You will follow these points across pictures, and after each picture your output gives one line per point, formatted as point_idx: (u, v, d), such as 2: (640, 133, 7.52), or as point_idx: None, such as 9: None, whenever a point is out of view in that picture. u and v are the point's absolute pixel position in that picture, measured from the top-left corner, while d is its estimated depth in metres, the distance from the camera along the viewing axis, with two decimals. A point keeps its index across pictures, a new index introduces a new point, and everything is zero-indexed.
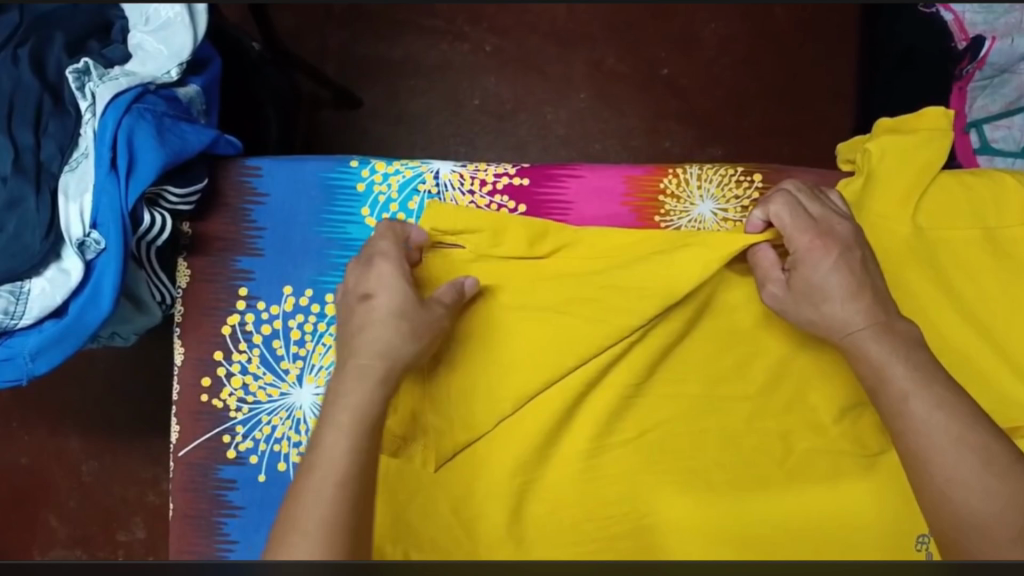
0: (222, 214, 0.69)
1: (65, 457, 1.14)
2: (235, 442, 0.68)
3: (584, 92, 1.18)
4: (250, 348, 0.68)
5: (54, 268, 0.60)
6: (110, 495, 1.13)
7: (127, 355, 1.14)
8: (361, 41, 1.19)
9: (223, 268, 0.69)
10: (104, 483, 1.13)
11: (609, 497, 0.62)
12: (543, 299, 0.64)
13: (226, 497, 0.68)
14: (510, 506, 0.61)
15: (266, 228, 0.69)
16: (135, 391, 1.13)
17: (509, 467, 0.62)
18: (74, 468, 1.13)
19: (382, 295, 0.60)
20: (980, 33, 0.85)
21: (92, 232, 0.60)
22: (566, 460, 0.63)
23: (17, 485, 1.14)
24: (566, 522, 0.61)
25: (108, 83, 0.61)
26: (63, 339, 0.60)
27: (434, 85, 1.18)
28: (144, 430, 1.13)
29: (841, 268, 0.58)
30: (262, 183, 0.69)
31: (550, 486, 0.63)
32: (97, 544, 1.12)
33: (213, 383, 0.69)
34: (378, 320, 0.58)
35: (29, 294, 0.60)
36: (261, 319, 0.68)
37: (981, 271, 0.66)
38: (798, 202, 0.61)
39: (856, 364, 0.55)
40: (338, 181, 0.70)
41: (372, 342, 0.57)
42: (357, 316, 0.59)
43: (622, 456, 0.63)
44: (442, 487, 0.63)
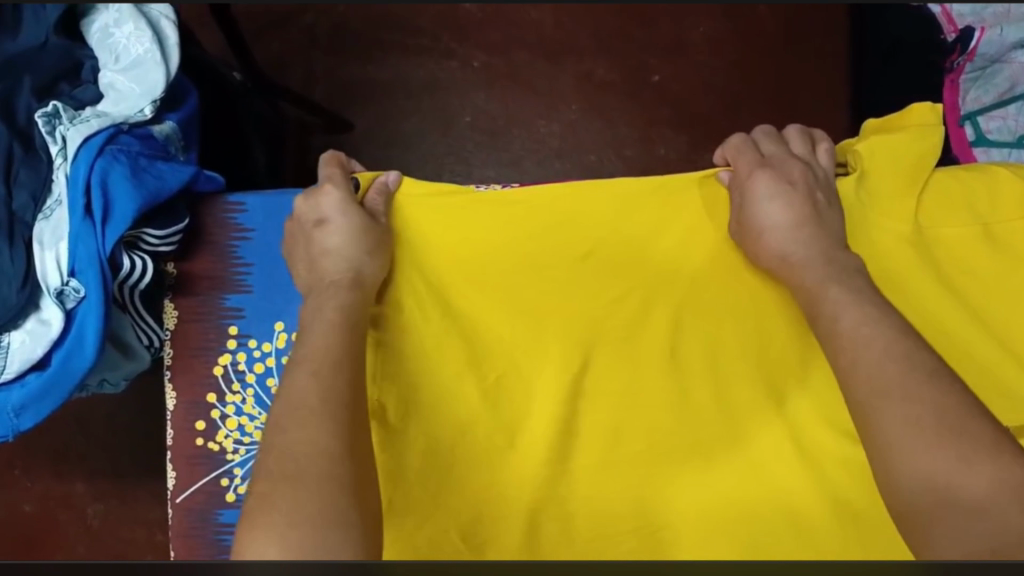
0: (208, 252, 0.67)
1: (70, 501, 1.12)
2: (234, 485, 0.67)
3: (575, 104, 1.17)
4: (244, 388, 0.67)
5: (33, 319, 0.58)
6: (117, 538, 1.11)
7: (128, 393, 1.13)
8: (348, 64, 1.18)
9: (210, 306, 0.67)
10: (111, 526, 1.11)
11: (616, 515, 0.61)
12: (532, 305, 0.66)
13: (228, 542, 0.67)
14: (522, 527, 0.60)
15: (253, 265, 0.68)
16: (137, 430, 1.12)
17: (518, 488, 0.61)
18: (80, 512, 1.12)
19: (334, 220, 0.63)
20: (968, 24, 0.84)
21: (70, 280, 0.57)
22: (574, 472, 0.62)
23: (21, 533, 1.12)
24: (580, 541, 0.60)
25: (79, 126, 0.60)
26: (48, 393, 0.58)
27: (422, 105, 1.17)
28: (149, 469, 1.12)
29: (780, 199, 0.62)
30: (246, 219, 0.68)
31: (558, 505, 0.61)
32: None
33: (208, 426, 0.67)
34: (335, 238, 0.62)
35: (9, 348, 0.58)
36: (254, 357, 0.67)
37: (982, 269, 0.64)
38: (748, 141, 0.68)
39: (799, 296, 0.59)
40: None
41: (337, 263, 0.61)
42: (315, 243, 0.63)
43: (632, 468, 0.62)
44: (446, 511, 0.60)
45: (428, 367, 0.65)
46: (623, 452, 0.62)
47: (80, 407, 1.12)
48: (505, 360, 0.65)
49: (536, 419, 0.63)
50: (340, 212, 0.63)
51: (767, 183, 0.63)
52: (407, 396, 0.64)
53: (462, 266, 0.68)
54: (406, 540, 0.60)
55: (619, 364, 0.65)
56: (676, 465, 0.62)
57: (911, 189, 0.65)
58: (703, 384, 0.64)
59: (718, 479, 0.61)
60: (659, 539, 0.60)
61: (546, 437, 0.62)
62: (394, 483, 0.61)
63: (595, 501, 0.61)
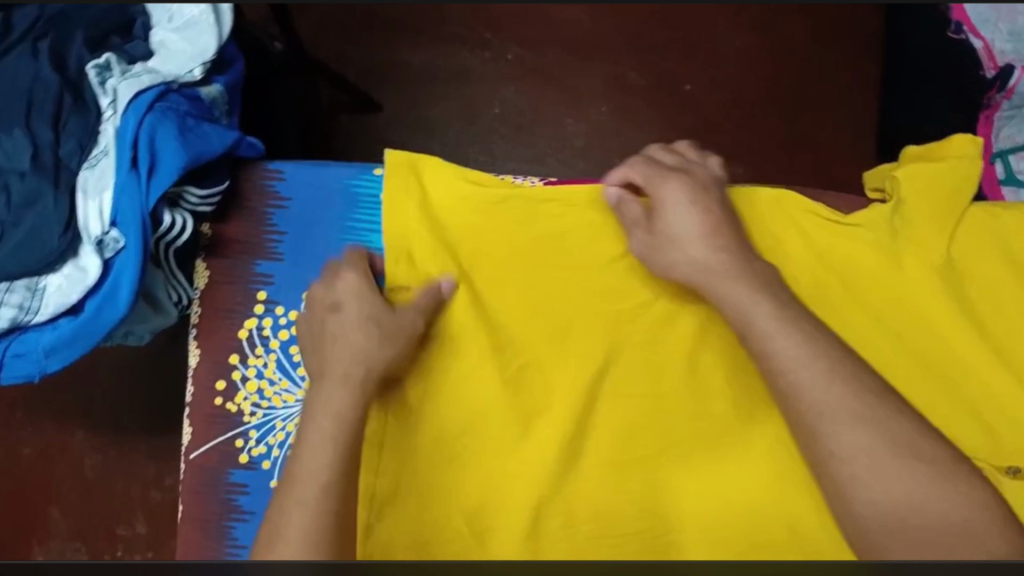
0: (244, 217, 0.68)
1: (69, 450, 1.13)
2: (248, 447, 0.68)
3: (604, 105, 1.17)
4: (267, 352, 0.68)
5: (71, 265, 0.59)
6: (112, 490, 1.12)
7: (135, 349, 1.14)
8: (383, 45, 1.19)
9: (241, 271, 0.68)
10: (107, 478, 1.12)
11: (620, 513, 0.62)
12: (554, 301, 0.67)
13: (237, 502, 0.67)
14: (528, 519, 0.61)
15: (287, 234, 0.68)
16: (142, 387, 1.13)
17: (526, 481, 0.62)
18: (78, 462, 1.13)
19: (349, 307, 0.62)
20: (1008, 62, 0.81)
21: (110, 231, 0.58)
22: (581, 472, 0.63)
23: (18, 477, 1.13)
24: (582, 537, 0.61)
25: (131, 80, 0.61)
26: (76, 340, 0.59)
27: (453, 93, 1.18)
28: (150, 425, 1.13)
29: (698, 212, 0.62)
30: (285, 188, 0.68)
31: (564, 501, 0.62)
32: (96, 538, 1.11)
33: (227, 387, 0.68)
34: (348, 330, 0.61)
35: (44, 290, 0.58)
36: (280, 324, 0.68)
37: (1010, 305, 0.65)
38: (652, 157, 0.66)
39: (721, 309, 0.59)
40: (362, 188, 0.69)
41: (348, 353, 0.60)
42: (329, 325, 0.62)
43: (638, 473, 0.63)
44: (453, 498, 0.62)
45: (447, 353, 0.65)
46: (631, 452, 0.63)
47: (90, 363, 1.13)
48: (528, 350, 0.66)
49: (549, 416, 0.64)
50: (355, 300, 0.63)
51: (694, 214, 0.62)
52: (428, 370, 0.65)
53: (496, 252, 0.68)
54: (411, 525, 0.61)
55: (633, 367, 0.66)
56: (684, 469, 0.63)
57: (949, 221, 0.65)
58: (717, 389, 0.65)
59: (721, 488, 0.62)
60: (663, 544, 0.61)
61: (559, 429, 0.63)
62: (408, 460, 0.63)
63: (598, 494, 0.62)
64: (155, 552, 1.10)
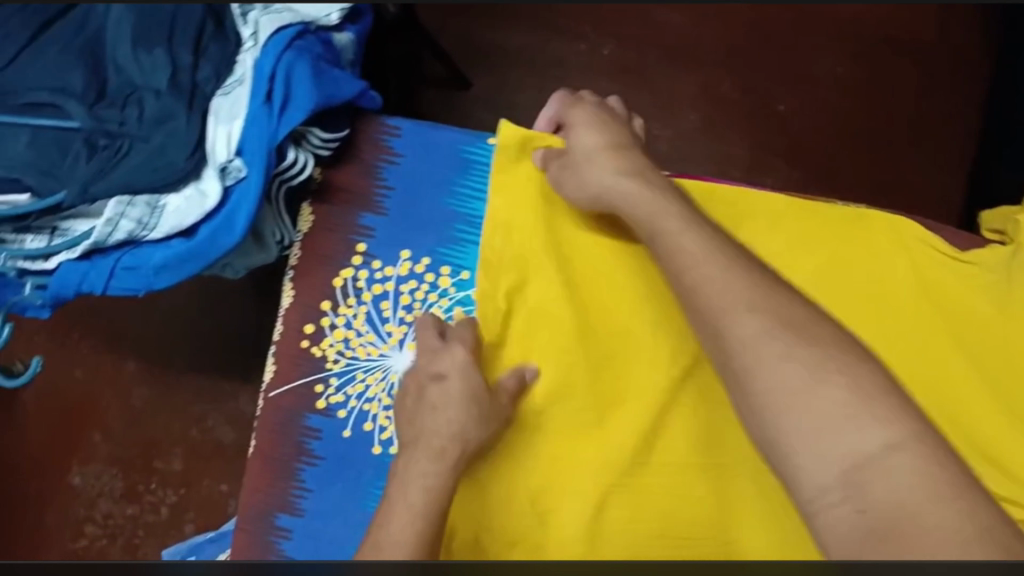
0: (355, 167, 0.69)
1: (120, 377, 1.15)
2: (327, 394, 0.68)
3: (695, 114, 1.16)
4: (358, 304, 0.68)
5: (193, 188, 0.60)
6: (154, 423, 1.13)
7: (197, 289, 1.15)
8: (481, 26, 1.19)
9: (347, 221, 0.69)
10: (151, 411, 1.14)
11: (685, 515, 0.61)
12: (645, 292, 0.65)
13: (309, 446, 0.68)
14: (592, 505, 0.60)
15: (394, 190, 0.69)
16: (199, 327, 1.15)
17: (593, 468, 0.61)
18: (126, 390, 1.15)
19: (454, 379, 0.61)
20: None
21: (234, 159, 0.59)
22: (647, 468, 0.62)
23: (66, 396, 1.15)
24: (645, 533, 0.60)
25: (271, 16, 0.63)
26: (192, 259, 0.60)
27: (542, 79, 1.17)
28: (201, 365, 1.15)
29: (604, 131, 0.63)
30: (399, 144, 0.69)
31: (631, 494, 0.61)
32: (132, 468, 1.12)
33: (315, 331, 0.68)
34: (452, 399, 0.60)
35: (164, 208, 0.60)
36: (374, 278, 0.68)
37: None
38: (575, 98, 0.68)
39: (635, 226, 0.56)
40: (475, 156, 0.70)
41: (444, 427, 0.59)
42: (429, 397, 0.61)
43: (704, 478, 0.62)
44: (524, 475, 0.62)
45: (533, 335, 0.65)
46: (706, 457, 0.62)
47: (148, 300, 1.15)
48: (616, 340, 0.65)
49: (627, 408, 0.63)
50: (460, 374, 0.61)
51: (591, 130, 0.63)
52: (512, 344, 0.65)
53: (591, 234, 0.67)
54: (480, 501, 0.62)
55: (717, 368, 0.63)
56: (757, 479, 0.61)
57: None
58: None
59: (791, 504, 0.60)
60: (727, 551, 0.59)
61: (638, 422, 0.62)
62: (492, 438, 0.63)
63: (663, 494, 0.61)
64: (187, 490, 1.11)
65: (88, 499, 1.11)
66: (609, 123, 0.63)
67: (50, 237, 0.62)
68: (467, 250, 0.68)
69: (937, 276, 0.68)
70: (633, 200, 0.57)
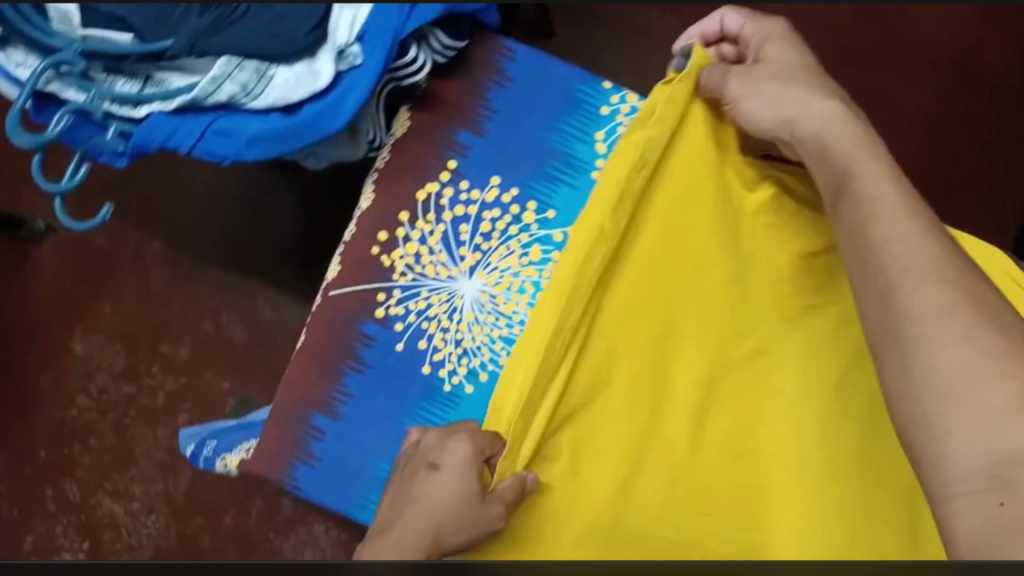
0: (462, 82, 0.67)
1: (141, 256, 1.11)
2: (388, 304, 0.67)
3: None
4: (437, 221, 0.67)
5: (305, 65, 0.58)
6: (168, 309, 1.09)
7: (237, 184, 1.11)
8: None
9: (443, 134, 0.67)
10: (167, 295, 1.10)
11: (721, 499, 0.59)
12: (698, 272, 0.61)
13: (359, 352, 0.68)
14: (617, 482, 0.59)
15: (497, 113, 0.67)
16: (232, 222, 1.11)
17: (621, 445, 0.59)
18: (145, 270, 1.10)
19: (445, 475, 0.56)
20: None
21: (354, 45, 0.57)
22: (675, 450, 0.60)
23: (83, 263, 1.11)
24: (670, 511, 0.59)
25: None
26: (286, 138, 0.58)
27: (642, 22, 1.07)
28: (223, 260, 1.10)
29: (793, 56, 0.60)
30: (511, 68, 0.67)
31: (662, 467, 0.59)
32: (138, 347, 1.09)
33: (388, 240, 0.67)
34: (436, 496, 0.56)
35: (272, 79, 0.57)
36: (458, 199, 0.67)
37: None
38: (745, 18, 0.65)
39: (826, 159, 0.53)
40: (586, 96, 0.67)
41: (417, 522, 0.55)
42: (417, 487, 0.57)
43: (733, 468, 0.59)
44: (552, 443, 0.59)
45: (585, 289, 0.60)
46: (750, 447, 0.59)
47: (189, 184, 1.11)
48: (660, 317, 0.61)
49: (657, 393, 0.60)
50: (455, 473, 0.56)
51: (783, 48, 0.60)
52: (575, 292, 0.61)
53: (660, 194, 0.62)
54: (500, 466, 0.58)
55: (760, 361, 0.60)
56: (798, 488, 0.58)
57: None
58: (863, 412, 0.57)
59: (829, 518, 0.57)
60: (753, 541, 0.58)
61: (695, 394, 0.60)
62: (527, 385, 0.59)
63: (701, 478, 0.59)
64: (190, 381, 1.08)
65: (86, 369, 1.09)
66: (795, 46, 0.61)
67: (142, 84, 0.59)
68: (558, 189, 0.66)
69: None
70: (830, 121, 0.53)
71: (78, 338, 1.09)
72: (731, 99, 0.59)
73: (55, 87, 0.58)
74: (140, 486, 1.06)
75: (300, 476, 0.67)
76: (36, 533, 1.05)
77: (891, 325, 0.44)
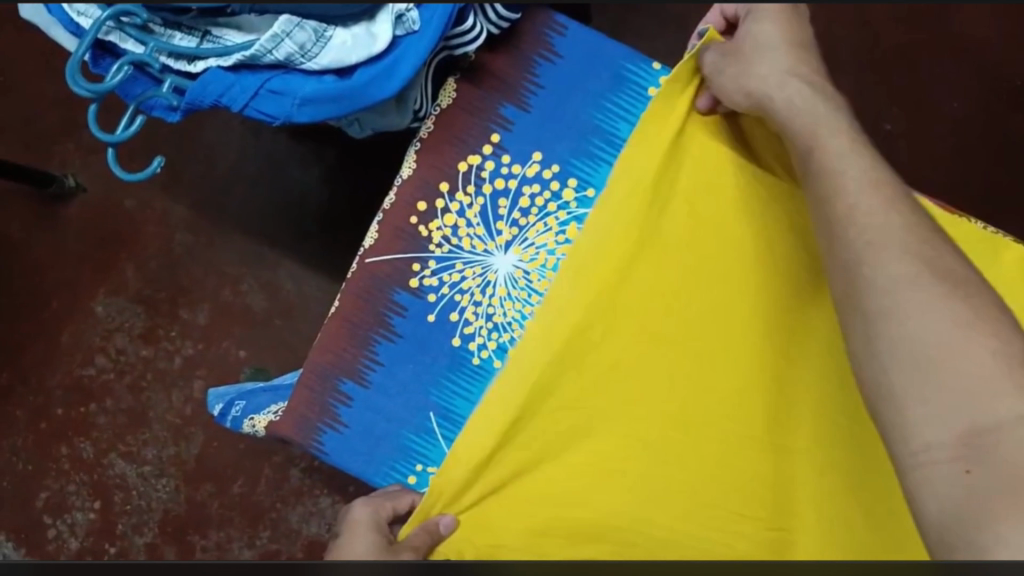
0: (510, 56, 0.68)
1: (166, 218, 1.11)
2: (422, 275, 0.67)
3: None
4: (476, 194, 0.67)
5: (362, 28, 0.59)
6: (190, 273, 1.10)
7: (265, 154, 1.12)
8: None
9: (488, 106, 0.67)
10: (190, 260, 1.11)
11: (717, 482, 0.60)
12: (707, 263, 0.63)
13: (391, 321, 0.68)
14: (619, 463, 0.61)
15: (543, 89, 0.68)
16: (259, 190, 1.11)
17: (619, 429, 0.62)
18: (169, 233, 1.11)
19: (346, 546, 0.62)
20: None
21: (412, 10, 0.59)
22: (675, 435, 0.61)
23: (108, 222, 1.11)
24: (671, 494, 0.61)
25: None
26: (340, 100, 0.59)
27: (683, 14, 1.06)
28: (247, 228, 1.11)
29: (781, 26, 0.60)
30: (560, 45, 0.68)
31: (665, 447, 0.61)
32: (159, 311, 1.10)
33: (427, 210, 0.67)
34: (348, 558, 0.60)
35: (329, 41, 0.58)
36: (499, 172, 0.67)
37: None
38: None
39: (790, 140, 0.57)
40: (632, 76, 0.68)
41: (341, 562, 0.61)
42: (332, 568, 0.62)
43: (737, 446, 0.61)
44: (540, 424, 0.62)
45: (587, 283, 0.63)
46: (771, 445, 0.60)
47: (216, 150, 1.12)
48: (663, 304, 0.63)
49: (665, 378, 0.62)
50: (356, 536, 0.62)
51: (770, 16, 0.60)
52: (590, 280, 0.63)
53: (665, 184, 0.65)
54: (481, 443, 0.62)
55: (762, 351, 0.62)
56: (818, 488, 0.60)
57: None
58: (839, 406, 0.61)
59: (840, 523, 0.59)
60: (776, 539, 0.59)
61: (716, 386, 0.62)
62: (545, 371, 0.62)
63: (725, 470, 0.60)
64: (207, 347, 1.09)
65: (105, 330, 1.09)
66: (799, 24, 0.61)
67: (200, 39, 0.60)
68: (598, 167, 0.67)
69: None
70: (792, 111, 0.57)
71: (101, 297, 1.10)
72: (708, 74, 0.62)
73: (115, 38, 0.59)
74: (153, 449, 1.08)
75: (325, 442, 0.68)
76: (49, 490, 1.07)
77: (848, 294, 0.48)
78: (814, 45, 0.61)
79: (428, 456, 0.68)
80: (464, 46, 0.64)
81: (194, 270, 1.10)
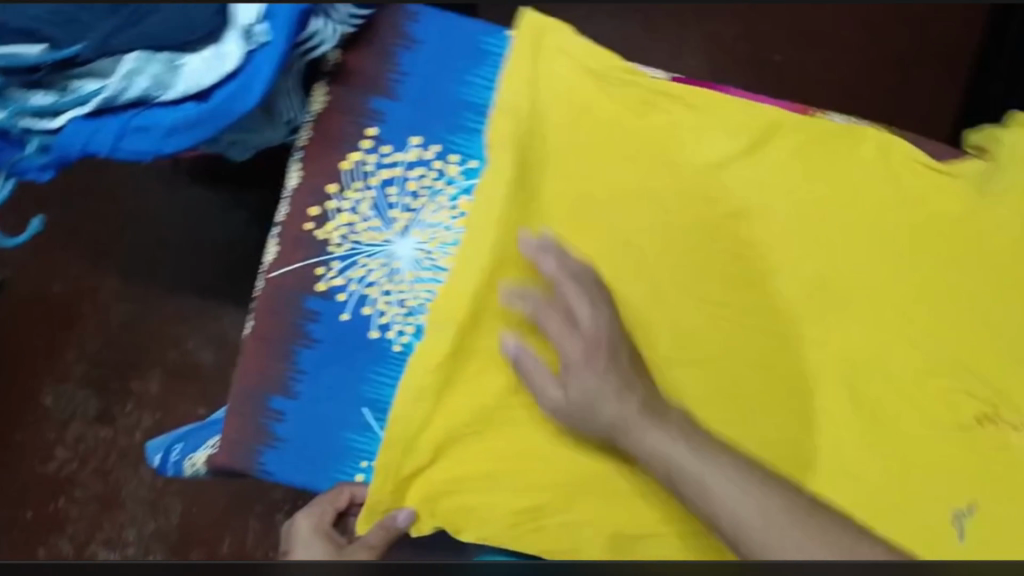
0: (371, 51, 0.69)
1: (98, 295, 1.11)
2: (328, 277, 0.69)
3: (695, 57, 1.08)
4: (365, 189, 0.69)
5: (212, 50, 0.60)
6: (133, 343, 1.09)
7: (179, 210, 1.12)
8: None
9: (359, 103, 0.69)
10: (131, 331, 1.10)
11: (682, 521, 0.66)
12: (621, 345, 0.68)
13: (307, 328, 0.69)
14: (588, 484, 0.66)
15: (408, 76, 0.69)
16: (180, 246, 1.11)
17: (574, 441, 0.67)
18: (104, 309, 1.10)
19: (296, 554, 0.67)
20: None
21: (258, 24, 0.60)
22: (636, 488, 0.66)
23: (39, 310, 1.10)
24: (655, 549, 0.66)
25: None
26: (203, 124, 0.60)
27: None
28: (179, 287, 1.11)
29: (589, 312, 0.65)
30: (417, 31, 0.70)
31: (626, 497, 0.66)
32: (110, 390, 1.08)
33: (320, 214, 0.69)
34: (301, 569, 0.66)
35: (181, 68, 0.60)
36: (382, 163, 0.69)
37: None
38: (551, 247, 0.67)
39: (540, 374, 0.66)
40: (490, 48, 0.70)
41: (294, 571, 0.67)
42: None
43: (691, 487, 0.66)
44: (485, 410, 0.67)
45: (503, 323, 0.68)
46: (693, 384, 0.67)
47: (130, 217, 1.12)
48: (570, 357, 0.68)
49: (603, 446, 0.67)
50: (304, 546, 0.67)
51: (555, 267, 0.66)
52: (495, 273, 0.68)
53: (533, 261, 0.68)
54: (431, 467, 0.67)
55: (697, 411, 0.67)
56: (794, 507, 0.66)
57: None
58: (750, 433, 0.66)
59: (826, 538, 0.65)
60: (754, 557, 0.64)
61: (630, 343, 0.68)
62: (479, 357, 0.68)
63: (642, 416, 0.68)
64: (165, 412, 1.07)
65: (60, 422, 1.07)
66: (585, 274, 0.66)
67: (59, 94, 0.61)
68: (476, 140, 0.69)
69: (918, 186, 0.74)
70: (570, 365, 0.65)
71: (48, 385, 1.08)
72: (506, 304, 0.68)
73: None
74: (132, 530, 1.03)
75: (266, 461, 0.69)
76: None
77: (625, 421, 0.62)
78: (620, 351, 0.64)
79: (371, 451, 0.69)
80: (322, 46, 0.65)
81: (137, 339, 1.09)
